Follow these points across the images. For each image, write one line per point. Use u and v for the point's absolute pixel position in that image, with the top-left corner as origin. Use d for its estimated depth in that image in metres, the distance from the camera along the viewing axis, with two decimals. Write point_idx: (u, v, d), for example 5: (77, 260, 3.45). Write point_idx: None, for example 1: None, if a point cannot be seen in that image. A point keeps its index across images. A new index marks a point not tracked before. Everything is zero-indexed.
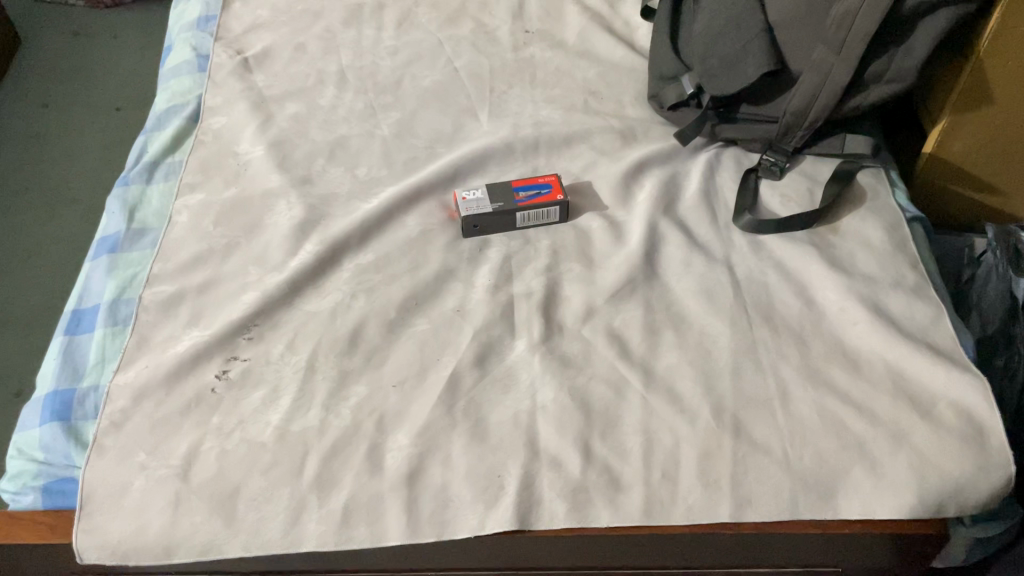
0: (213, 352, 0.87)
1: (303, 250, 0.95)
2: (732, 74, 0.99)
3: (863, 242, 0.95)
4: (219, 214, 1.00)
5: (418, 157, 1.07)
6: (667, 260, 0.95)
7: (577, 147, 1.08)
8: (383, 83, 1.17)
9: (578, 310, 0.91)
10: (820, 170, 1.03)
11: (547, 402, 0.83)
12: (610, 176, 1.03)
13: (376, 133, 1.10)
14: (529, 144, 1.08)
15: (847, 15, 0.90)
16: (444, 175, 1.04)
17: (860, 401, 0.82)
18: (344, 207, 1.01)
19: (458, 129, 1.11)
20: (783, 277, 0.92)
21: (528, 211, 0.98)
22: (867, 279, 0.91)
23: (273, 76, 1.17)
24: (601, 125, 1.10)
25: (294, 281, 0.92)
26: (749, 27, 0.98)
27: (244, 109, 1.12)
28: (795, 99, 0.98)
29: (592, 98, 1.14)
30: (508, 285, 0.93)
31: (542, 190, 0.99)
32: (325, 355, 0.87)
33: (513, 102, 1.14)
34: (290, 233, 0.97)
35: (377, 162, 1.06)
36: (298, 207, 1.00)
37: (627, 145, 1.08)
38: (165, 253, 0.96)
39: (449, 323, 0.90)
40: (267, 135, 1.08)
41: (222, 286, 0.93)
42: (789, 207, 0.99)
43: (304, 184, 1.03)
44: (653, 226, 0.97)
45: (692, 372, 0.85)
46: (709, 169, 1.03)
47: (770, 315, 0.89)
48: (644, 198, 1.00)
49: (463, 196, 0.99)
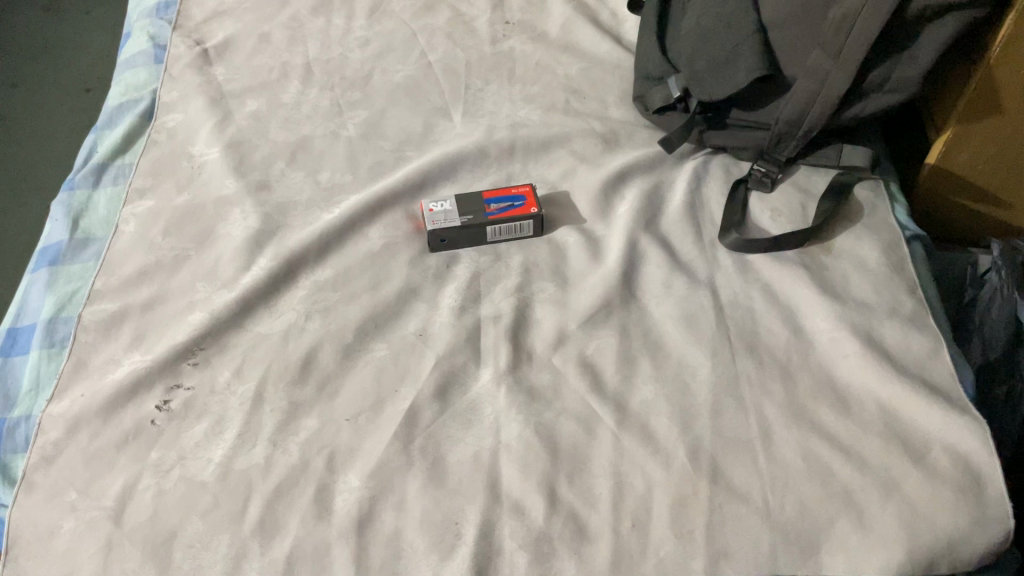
0: (154, 380, 0.81)
1: (257, 264, 0.89)
2: (721, 79, 0.92)
3: (858, 264, 0.88)
4: (168, 223, 0.93)
5: (385, 161, 1.00)
6: (647, 281, 0.88)
7: (555, 152, 1.01)
8: (350, 77, 1.09)
9: (549, 335, 0.84)
10: (815, 182, 0.96)
11: (512, 440, 0.77)
12: (590, 186, 0.96)
13: (341, 132, 1.03)
14: (503, 147, 1.00)
15: (846, 18, 0.83)
16: (410, 183, 0.97)
17: (848, 444, 0.76)
18: (302, 217, 0.94)
19: (428, 129, 1.03)
20: (770, 302, 0.86)
21: (499, 225, 0.91)
22: (860, 306, 0.85)
23: (234, 69, 1.10)
24: (583, 128, 1.02)
25: (244, 300, 0.86)
26: (741, 28, 0.91)
27: (201, 106, 1.04)
28: (788, 106, 0.90)
29: (574, 96, 1.07)
30: (475, 307, 0.87)
31: (514, 202, 0.93)
32: (274, 384, 0.81)
33: (489, 100, 1.06)
34: (243, 246, 0.90)
35: (341, 166, 0.99)
36: (253, 217, 0.93)
37: (610, 150, 1.01)
38: (109, 267, 0.90)
39: (410, 349, 0.83)
40: (224, 135, 1.01)
41: (168, 304, 0.86)
42: (780, 223, 0.92)
43: (260, 191, 0.96)
44: (633, 243, 0.90)
45: (668, 408, 0.79)
46: (696, 180, 0.96)
47: (755, 345, 0.83)
48: (624, 212, 0.94)
49: (430, 207, 0.92)
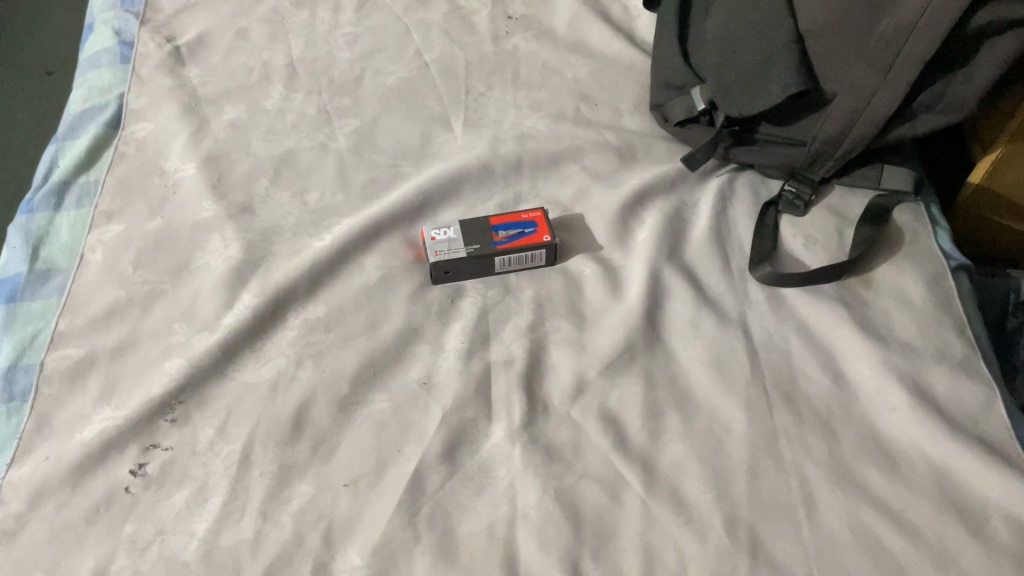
0: (128, 440, 0.72)
1: (240, 302, 0.80)
2: (753, 92, 0.83)
3: (901, 299, 0.81)
4: (140, 252, 0.84)
5: (380, 178, 0.91)
6: (672, 320, 0.80)
7: (566, 168, 0.92)
8: (339, 80, 0.99)
9: (566, 384, 0.76)
10: (851, 204, 0.88)
11: (529, 509, 0.69)
12: (605, 208, 0.88)
13: (330, 145, 0.93)
14: (510, 163, 0.91)
15: (897, 32, 0.74)
16: (409, 205, 0.88)
17: (898, 511, 0.69)
18: (289, 244, 0.85)
19: (426, 141, 0.94)
20: (808, 345, 0.78)
21: (508, 256, 0.83)
22: (906, 349, 0.78)
23: (209, 69, 1.00)
24: (595, 140, 0.94)
25: (227, 345, 0.77)
26: (775, 35, 0.82)
27: (173, 114, 0.95)
28: (827, 125, 0.82)
29: (585, 103, 0.98)
30: (484, 350, 0.79)
31: (525, 229, 0.84)
32: (263, 444, 0.72)
33: (491, 107, 0.97)
34: (225, 280, 0.81)
35: (330, 184, 0.90)
36: (234, 245, 0.84)
37: (626, 165, 0.92)
38: (75, 305, 0.80)
39: (414, 401, 0.75)
40: (200, 149, 0.92)
41: (142, 349, 0.78)
42: (815, 252, 0.84)
43: (242, 214, 0.87)
44: (656, 276, 0.82)
45: (701, 470, 0.71)
46: (721, 202, 0.88)
47: (793, 395, 0.75)
48: (644, 239, 0.85)
49: (432, 234, 0.83)
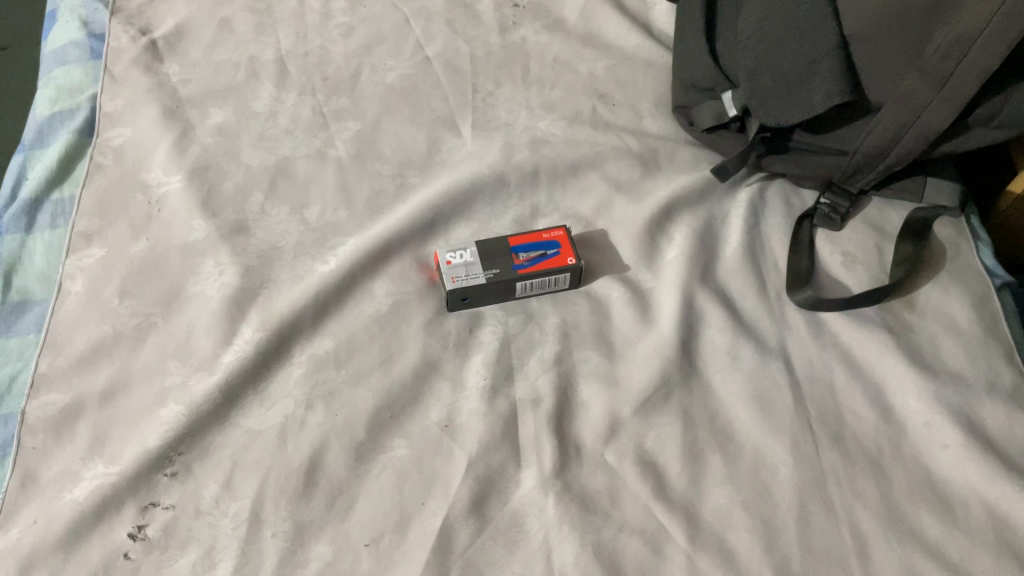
0: (124, 499, 0.66)
1: (240, 337, 0.73)
2: (791, 101, 0.77)
3: (946, 324, 0.77)
4: (126, 280, 0.76)
5: (385, 191, 0.84)
6: (708, 349, 0.75)
7: (586, 177, 0.85)
8: (334, 77, 0.91)
9: (599, 424, 0.71)
10: (889, 218, 0.83)
11: (566, 566, 0.64)
12: (630, 223, 0.82)
13: (329, 153, 0.86)
14: (526, 173, 0.85)
15: (957, 44, 0.68)
16: (419, 223, 0.81)
17: (959, 561, 0.64)
18: (290, 268, 0.78)
19: (433, 148, 0.87)
20: (852, 377, 0.74)
21: (531, 281, 0.76)
22: (955, 380, 0.73)
23: (191, 65, 0.91)
24: (615, 146, 0.87)
25: (229, 387, 0.71)
26: (818, 40, 0.75)
27: (154, 118, 0.86)
28: (871, 138, 0.76)
29: (602, 103, 0.91)
30: (509, 387, 0.73)
31: (547, 250, 0.78)
32: (274, 500, 0.66)
33: (501, 109, 0.90)
34: (222, 312, 0.74)
35: (332, 198, 0.83)
36: (230, 271, 0.77)
37: (649, 174, 0.86)
38: (56, 343, 0.73)
39: (436, 447, 0.69)
40: (186, 159, 0.84)
41: (134, 393, 0.71)
42: (854, 271, 0.79)
43: (236, 234, 0.80)
44: (689, 301, 0.77)
45: (748, 519, 0.66)
46: (753, 216, 0.83)
47: (840, 433, 0.71)
48: (674, 259, 0.80)
49: (447, 258, 0.77)
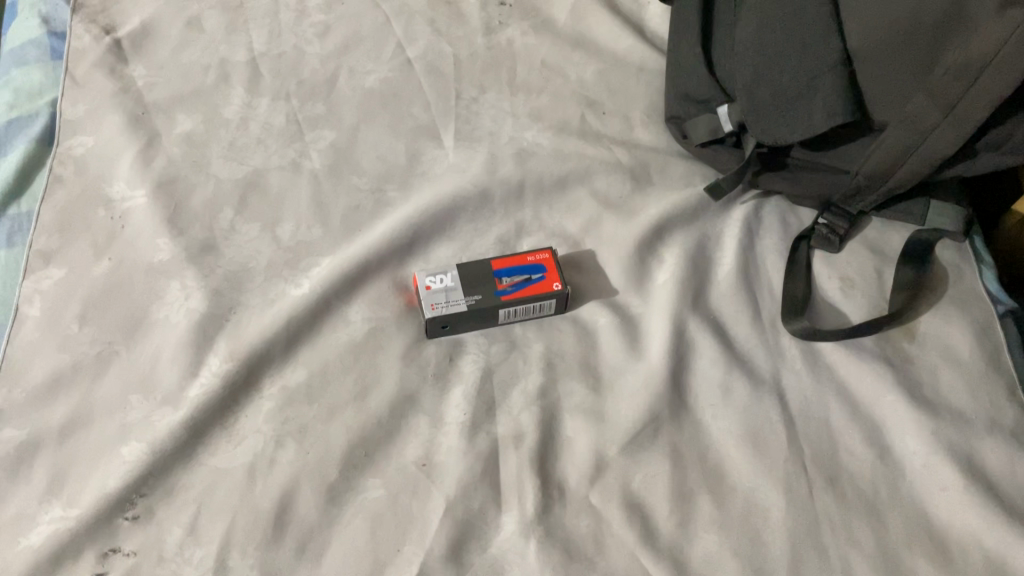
0: (83, 545, 0.62)
1: (207, 368, 0.70)
2: (790, 119, 0.73)
3: (947, 355, 0.73)
4: (86, 304, 0.72)
5: (363, 207, 0.80)
6: (699, 382, 0.72)
7: (573, 193, 0.81)
8: (310, 81, 0.87)
9: (584, 463, 0.68)
10: (890, 240, 0.79)
11: None
12: (620, 243, 0.78)
13: (303, 164, 0.82)
14: (510, 188, 0.81)
15: (968, 67, 0.64)
16: (397, 242, 0.77)
17: None
18: (260, 292, 0.74)
19: (413, 159, 0.83)
20: (849, 413, 0.71)
21: (514, 307, 0.73)
22: (955, 417, 0.70)
23: (157, 67, 0.86)
24: (605, 159, 0.83)
25: (194, 423, 0.67)
26: (821, 54, 0.71)
27: (118, 126, 0.81)
28: (873, 159, 0.73)
29: (591, 111, 0.87)
30: (490, 422, 0.69)
31: (531, 275, 0.74)
32: (241, 546, 0.63)
33: (485, 116, 0.86)
34: (188, 341, 0.71)
35: (306, 214, 0.79)
36: (197, 296, 0.73)
37: (640, 190, 0.82)
38: (11, 373, 0.69)
39: (412, 487, 0.66)
40: (152, 172, 0.79)
41: (95, 428, 0.67)
42: (853, 297, 0.76)
43: (204, 254, 0.75)
44: (679, 329, 0.73)
45: (738, 567, 0.63)
46: (749, 236, 0.79)
47: (835, 474, 0.68)
48: (665, 283, 0.76)
49: (427, 283, 0.73)
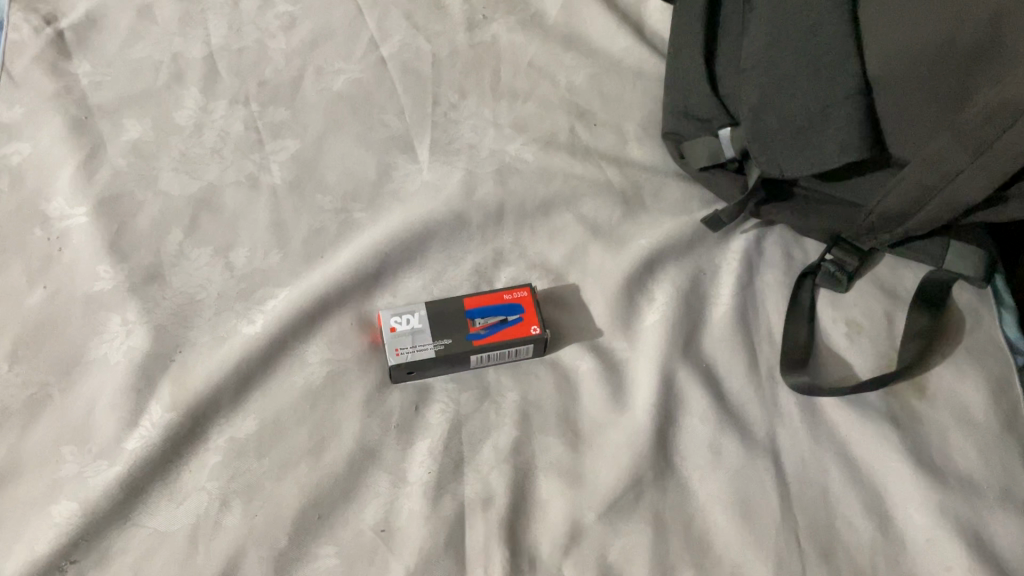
0: None
1: (147, 418, 0.64)
2: (799, 150, 0.65)
3: (958, 414, 0.67)
4: (18, 340, 0.66)
5: (326, 229, 0.73)
6: (687, 440, 0.65)
7: (558, 217, 0.74)
8: (272, 82, 0.79)
9: (558, 531, 0.62)
10: (902, 280, 0.72)
11: None
12: (606, 277, 0.71)
13: (262, 179, 0.74)
14: (488, 211, 0.73)
15: (1004, 108, 0.57)
16: (361, 273, 0.70)
17: None
18: (210, 328, 0.68)
19: (383, 175, 0.75)
20: (848, 478, 0.65)
21: (487, 353, 0.66)
22: (965, 486, 0.64)
23: (104, 64, 0.78)
24: (594, 179, 0.76)
25: (132, 481, 0.61)
26: (837, 82, 0.63)
27: (58, 133, 0.74)
28: (890, 199, 0.65)
29: (581, 122, 0.79)
30: (456, 483, 0.64)
31: (507, 316, 0.67)
32: None
33: (465, 125, 0.78)
34: (128, 386, 0.64)
35: (263, 237, 0.72)
36: (140, 333, 0.66)
37: (631, 215, 0.74)
38: None
39: (369, 556, 0.61)
40: (95, 187, 0.72)
41: (24, 484, 0.61)
42: (859, 345, 0.69)
43: (150, 284, 0.69)
44: (668, 380, 0.67)
45: None
46: (748, 272, 0.72)
47: (831, 548, 0.62)
48: (655, 324, 0.69)
49: (392, 323, 0.66)
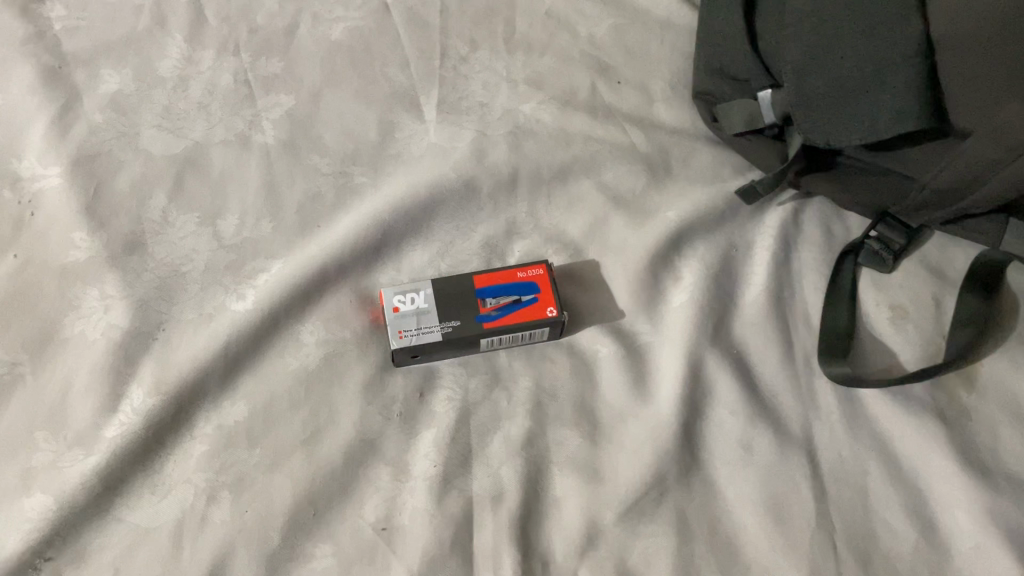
0: None
1: (127, 402, 0.58)
2: (848, 117, 0.59)
3: (1011, 408, 0.61)
4: None
5: (322, 195, 0.66)
6: (715, 434, 0.60)
7: (576, 185, 0.68)
8: (264, 29, 0.72)
9: (573, 532, 0.57)
10: (952, 260, 0.66)
11: None
12: (629, 253, 0.65)
13: (253, 138, 0.68)
14: (501, 178, 0.67)
15: None
16: (361, 245, 0.64)
17: None
18: (196, 304, 0.62)
19: (386, 135, 0.69)
20: (889, 479, 0.59)
21: (499, 336, 0.61)
22: (1018, 488, 0.58)
23: (80, 7, 0.71)
24: (617, 143, 0.69)
25: (112, 472, 0.56)
26: (895, 41, 0.56)
27: (28, 83, 0.67)
28: (947, 172, 0.59)
29: (603, 78, 0.72)
30: (464, 477, 0.58)
31: (521, 297, 0.61)
32: None
33: (476, 81, 0.71)
34: (106, 367, 0.59)
35: (254, 203, 0.65)
36: (119, 309, 0.61)
37: (657, 184, 0.68)
38: None
39: (368, 557, 0.56)
40: (70, 144, 0.66)
41: None
42: (904, 331, 0.64)
43: (131, 254, 0.63)
44: (695, 368, 0.61)
45: None
46: (784, 249, 0.66)
47: (870, 555, 0.57)
48: (682, 307, 0.64)
49: (395, 303, 0.60)
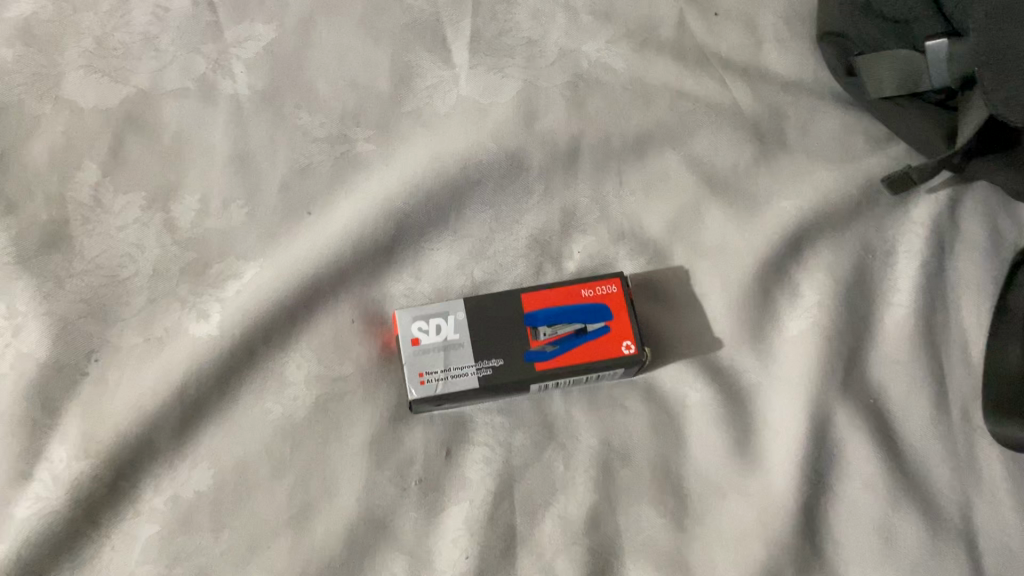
0: None
1: (47, 466, 0.42)
2: None
3: None
4: None
5: (314, 168, 0.49)
6: (845, 516, 0.45)
7: (657, 161, 0.50)
8: None
9: None
10: None
11: None
12: (729, 259, 0.48)
13: (219, 86, 0.49)
14: (557, 150, 0.50)
15: None
16: (369, 244, 0.47)
17: None
18: (142, 324, 0.45)
19: (400, 83, 0.50)
20: None
21: (555, 379, 0.44)
22: None
23: None
24: (713, 102, 0.51)
25: (24, 565, 0.41)
26: None
27: None
28: None
29: (695, 8, 0.53)
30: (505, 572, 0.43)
31: (587, 325, 0.44)
32: None
33: (523, 9, 0.52)
34: (18, 415, 0.43)
35: (221, 179, 0.48)
36: (35, 331, 0.44)
37: (767, 159, 0.50)
38: None
39: None
40: None
41: None
42: None
43: (51, 250, 0.46)
44: (819, 425, 0.46)
45: None
46: (940, 254, 0.49)
47: None
48: (802, 336, 0.47)
49: (414, 333, 0.44)
